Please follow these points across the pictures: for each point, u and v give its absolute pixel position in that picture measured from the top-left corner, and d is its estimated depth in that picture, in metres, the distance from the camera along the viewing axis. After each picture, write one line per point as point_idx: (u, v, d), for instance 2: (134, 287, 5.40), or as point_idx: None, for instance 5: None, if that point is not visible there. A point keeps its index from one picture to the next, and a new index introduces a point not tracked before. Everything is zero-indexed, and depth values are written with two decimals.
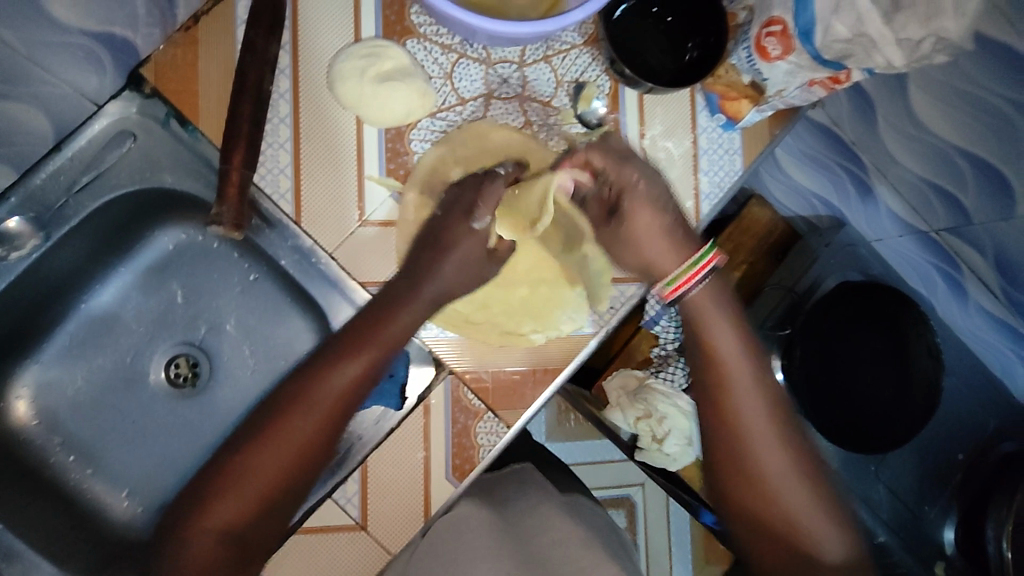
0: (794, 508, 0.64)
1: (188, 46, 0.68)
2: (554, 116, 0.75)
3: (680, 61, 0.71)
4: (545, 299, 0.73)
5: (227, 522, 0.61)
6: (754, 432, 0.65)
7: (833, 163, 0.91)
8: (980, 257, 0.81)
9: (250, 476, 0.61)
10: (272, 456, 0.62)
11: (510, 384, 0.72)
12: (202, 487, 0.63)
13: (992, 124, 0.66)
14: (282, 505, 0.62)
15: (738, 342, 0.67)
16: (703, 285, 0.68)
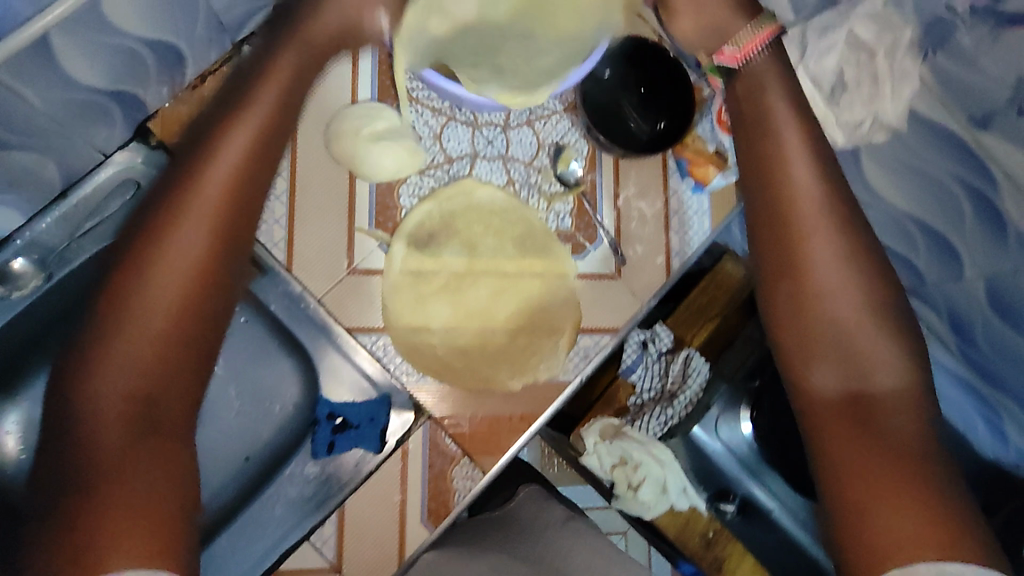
0: (841, 324, 0.65)
1: (195, 104, 0.74)
2: (535, 176, 0.80)
3: (654, 128, 0.77)
4: (523, 347, 0.77)
5: (127, 387, 0.56)
6: (828, 285, 0.65)
7: None
8: (936, 316, 0.86)
9: (135, 339, 0.58)
10: (152, 308, 0.58)
11: (487, 430, 0.75)
12: (68, 385, 0.57)
13: (935, 198, 0.71)
14: (180, 352, 0.59)
15: (820, 180, 0.66)
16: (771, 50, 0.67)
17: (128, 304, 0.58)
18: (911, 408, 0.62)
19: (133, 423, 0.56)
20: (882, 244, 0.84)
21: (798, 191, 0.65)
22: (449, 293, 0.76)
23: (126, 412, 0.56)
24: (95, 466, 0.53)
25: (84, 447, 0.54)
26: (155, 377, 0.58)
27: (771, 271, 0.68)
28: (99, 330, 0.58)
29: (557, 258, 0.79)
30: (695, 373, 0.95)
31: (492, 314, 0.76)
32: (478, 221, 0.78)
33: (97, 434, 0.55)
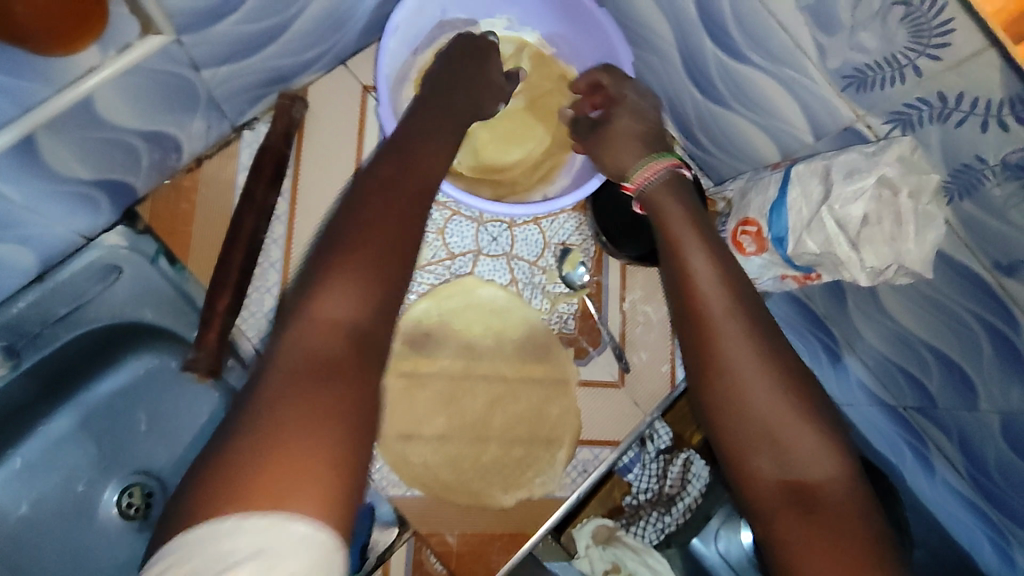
0: (766, 397, 0.53)
1: (189, 187, 0.71)
2: (540, 276, 0.77)
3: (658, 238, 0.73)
4: (519, 460, 0.72)
5: (351, 308, 0.50)
6: (742, 388, 0.54)
7: (807, 333, 0.93)
8: (946, 439, 0.83)
9: (361, 242, 0.52)
10: (365, 265, 0.51)
11: (475, 550, 0.70)
12: (312, 271, 0.52)
13: (951, 329, 0.69)
14: (395, 285, 0.52)
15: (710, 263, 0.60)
16: (663, 179, 0.64)
17: (369, 227, 0.52)
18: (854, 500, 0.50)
19: (353, 352, 0.49)
20: (892, 362, 0.81)
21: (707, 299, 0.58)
22: (443, 398, 0.72)
23: (374, 289, 0.51)
24: (329, 362, 0.47)
25: (319, 314, 0.49)
26: (384, 286, 0.51)
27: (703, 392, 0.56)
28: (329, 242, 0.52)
29: (558, 364, 0.75)
30: (696, 479, 0.79)
31: (487, 423, 0.72)
32: (478, 322, 0.75)
33: (331, 325, 0.49)
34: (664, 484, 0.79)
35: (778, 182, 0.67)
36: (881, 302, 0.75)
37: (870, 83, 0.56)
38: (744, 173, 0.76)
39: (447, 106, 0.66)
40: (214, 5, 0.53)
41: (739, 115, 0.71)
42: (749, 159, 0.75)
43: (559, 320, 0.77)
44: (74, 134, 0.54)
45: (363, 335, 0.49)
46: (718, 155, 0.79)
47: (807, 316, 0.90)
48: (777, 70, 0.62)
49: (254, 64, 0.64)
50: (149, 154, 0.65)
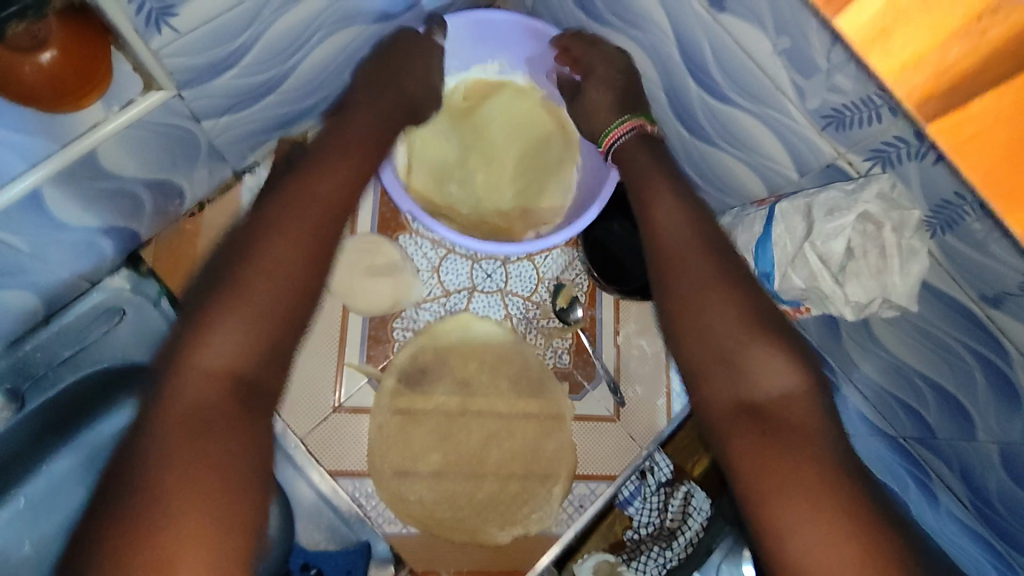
0: (728, 321, 0.61)
1: (191, 231, 0.74)
2: (534, 311, 0.78)
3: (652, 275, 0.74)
4: (515, 496, 0.72)
5: (232, 342, 0.51)
6: (711, 318, 0.61)
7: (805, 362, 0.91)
8: (948, 469, 0.82)
9: (236, 308, 0.52)
10: (241, 306, 0.52)
11: None
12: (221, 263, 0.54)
13: (946, 360, 0.69)
14: (296, 314, 0.54)
15: (702, 254, 0.64)
16: (632, 135, 0.72)
17: (241, 285, 0.52)
18: (808, 411, 0.56)
19: (233, 395, 0.51)
20: (887, 389, 0.81)
21: (681, 259, 0.64)
22: (437, 436, 0.72)
23: (269, 306, 0.53)
24: (213, 414, 0.49)
25: (192, 372, 0.50)
26: (281, 336, 0.53)
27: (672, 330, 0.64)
28: (192, 316, 0.52)
29: (553, 399, 0.76)
30: (697, 512, 0.74)
31: (482, 459, 0.73)
32: (472, 357, 0.76)
33: (201, 382, 0.50)
34: (664, 518, 0.75)
35: (763, 219, 0.68)
36: (874, 332, 0.75)
37: (848, 123, 0.57)
38: (733, 209, 0.77)
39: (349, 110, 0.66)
40: (211, 62, 0.55)
41: (726, 153, 0.73)
42: (738, 194, 0.76)
43: (553, 355, 0.78)
44: (79, 187, 0.56)
45: (243, 369, 0.51)
46: (707, 191, 0.81)
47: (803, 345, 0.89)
48: (759, 111, 0.64)
49: (253, 113, 0.66)
50: (152, 201, 0.67)
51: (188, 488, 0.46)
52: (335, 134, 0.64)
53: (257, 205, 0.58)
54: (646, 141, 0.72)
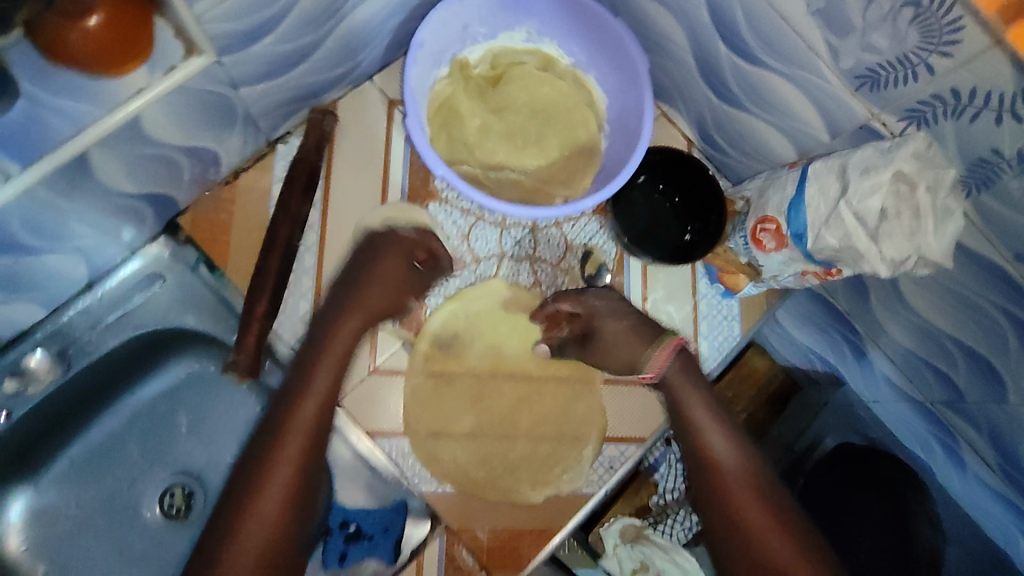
0: (714, 425, 0.68)
1: (226, 198, 0.75)
2: (562, 277, 0.79)
3: (680, 239, 0.76)
4: (546, 457, 0.74)
5: (264, 533, 0.59)
6: (756, 516, 0.63)
7: (831, 329, 0.91)
8: (975, 433, 0.82)
9: (272, 486, 0.60)
10: (262, 524, 0.60)
11: (505, 544, 0.72)
12: (258, 441, 0.63)
13: (979, 322, 0.69)
14: (299, 497, 0.62)
15: (677, 366, 0.70)
16: (675, 361, 0.70)
17: (264, 484, 0.60)
18: (767, 506, 0.64)
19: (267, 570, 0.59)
20: (913, 352, 0.81)
21: (722, 454, 0.66)
22: (470, 398, 0.74)
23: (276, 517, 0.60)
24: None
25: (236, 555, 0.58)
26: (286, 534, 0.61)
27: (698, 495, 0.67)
28: (240, 489, 0.61)
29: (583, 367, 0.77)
30: None
31: (514, 421, 0.74)
32: (503, 323, 0.77)
33: (241, 564, 0.58)
34: None
35: (795, 180, 0.66)
36: (905, 296, 0.75)
37: (883, 82, 0.57)
38: (762, 174, 0.76)
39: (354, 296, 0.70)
40: (249, 27, 0.56)
41: (756, 117, 0.73)
42: (767, 159, 0.76)
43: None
44: (127, 151, 0.58)
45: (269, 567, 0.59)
46: (735, 156, 0.80)
47: (830, 312, 0.89)
48: (792, 72, 0.64)
49: (286, 82, 0.67)
50: (191, 169, 0.69)
51: None
52: (332, 308, 0.69)
53: (296, 363, 0.67)
54: (688, 360, 0.71)
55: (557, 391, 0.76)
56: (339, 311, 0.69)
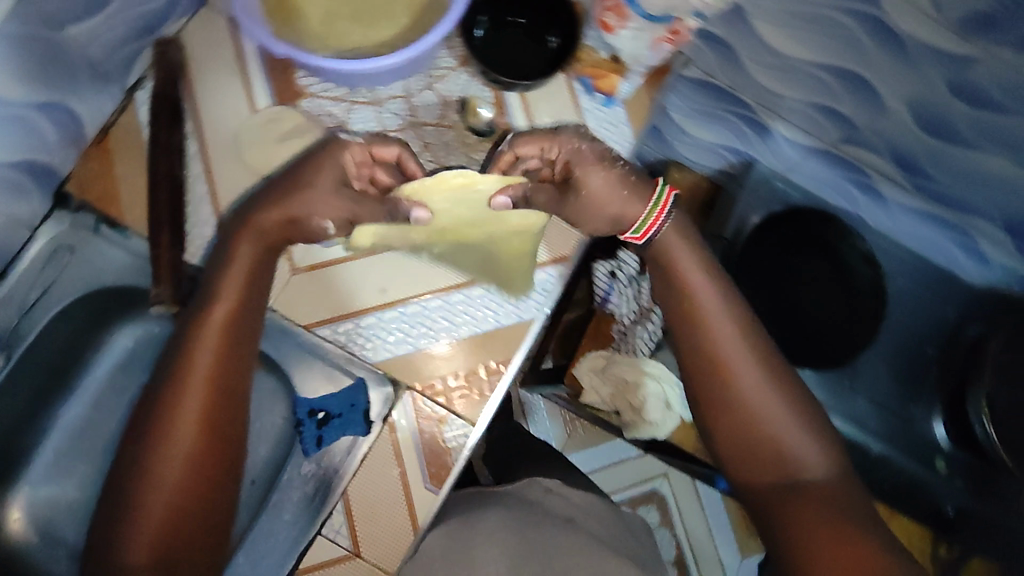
0: (724, 314, 0.70)
1: (103, 157, 0.78)
2: (448, 134, 0.82)
3: (548, 50, 0.80)
4: (479, 300, 0.83)
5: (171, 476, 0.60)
6: (756, 389, 0.68)
7: (723, 112, 0.91)
8: (880, 158, 0.85)
9: (189, 392, 0.62)
10: (176, 426, 0.61)
11: (465, 384, 0.81)
12: (159, 387, 0.63)
13: (837, 38, 0.69)
14: (215, 444, 0.62)
15: (695, 266, 0.71)
16: (668, 225, 0.71)
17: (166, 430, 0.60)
18: (778, 398, 0.68)
19: (182, 502, 0.60)
20: (803, 101, 0.82)
21: (719, 337, 0.69)
22: (402, 271, 0.82)
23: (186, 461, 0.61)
24: (167, 530, 0.59)
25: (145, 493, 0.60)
26: (205, 458, 0.62)
27: (697, 382, 0.70)
28: (146, 429, 0.62)
29: None
30: None
31: (444, 278, 0.83)
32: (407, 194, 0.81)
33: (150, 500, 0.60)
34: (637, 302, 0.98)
35: None
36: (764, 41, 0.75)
37: None
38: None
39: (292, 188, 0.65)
40: None
41: None
42: None
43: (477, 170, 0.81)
44: None
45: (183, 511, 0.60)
46: None
47: (716, 94, 0.89)
48: None
49: (112, 15, 0.68)
50: (53, 129, 0.70)
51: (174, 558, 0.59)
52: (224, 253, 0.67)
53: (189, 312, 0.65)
54: (680, 230, 0.72)
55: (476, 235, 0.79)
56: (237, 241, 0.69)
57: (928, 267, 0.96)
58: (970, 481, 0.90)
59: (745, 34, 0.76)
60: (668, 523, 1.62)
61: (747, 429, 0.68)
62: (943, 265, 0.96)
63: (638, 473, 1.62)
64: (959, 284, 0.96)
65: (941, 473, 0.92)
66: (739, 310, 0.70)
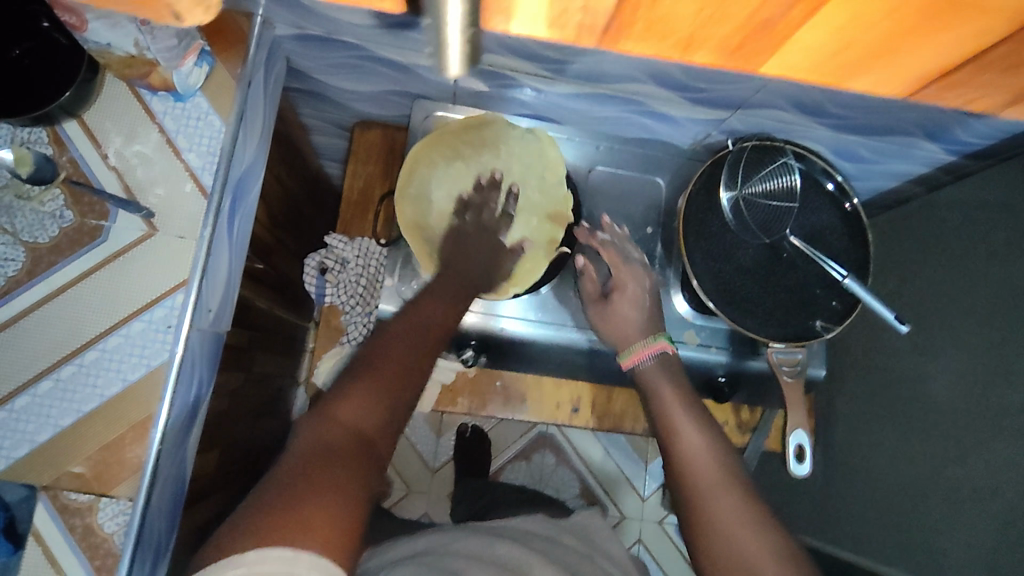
0: (700, 445, 0.71)
1: None
2: (6, 195, 0.69)
3: (61, 48, 0.67)
4: (98, 365, 0.68)
5: (367, 405, 0.58)
6: (717, 502, 0.66)
7: (349, 59, 0.76)
8: (514, 61, 0.71)
9: (403, 339, 0.63)
10: (394, 365, 0.61)
11: (105, 460, 0.67)
12: (361, 353, 0.63)
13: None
14: (399, 416, 0.59)
15: (695, 423, 0.73)
16: (654, 359, 0.79)
17: (378, 357, 0.61)
18: (751, 525, 0.64)
19: (359, 442, 0.56)
20: (365, 24, 0.66)
21: (693, 459, 0.70)
22: None
23: (387, 397, 0.59)
24: (340, 456, 0.54)
25: (340, 416, 0.57)
26: (384, 428, 0.58)
27: (689, 518, 0.67)
28: (353, 367, 0.61)
29: (73, 260, 0.69)
30: (374, 261, 0.94)
31: (44, 354, 0.68)
32: (149, 201, 0.71)
33: (357, 406, 0.57)
34: (357, 286, 0.94)
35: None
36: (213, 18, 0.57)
37: None
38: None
39: (465, 266, 0.77)
40: None
41: None
42: None
43: (41, 229, 0.69)
44: None
45: (373, 439, 0.57)
46: None
47: (315, 38, 0.72)
48: None
49: None
50: None
51: (314, 519, 0.49)
52: (452, 262, 0.77)
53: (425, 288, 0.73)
54: (667, 360, 0.79)
55: (82, 287, 0.69)
56: (449, 262, 0.77)
57: (643, 134, 0.88)
58: (735, 343, 0.87)
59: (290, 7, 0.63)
60: (565, 460, 1.51)
61: (740, 563, 0.62)
62: (655, 129, 0.87)
63: (515, 425, 1.50)
64: (681, 136, 0.88)
65: (708, 348, 0.86)
66: (718, 438, 0.72)
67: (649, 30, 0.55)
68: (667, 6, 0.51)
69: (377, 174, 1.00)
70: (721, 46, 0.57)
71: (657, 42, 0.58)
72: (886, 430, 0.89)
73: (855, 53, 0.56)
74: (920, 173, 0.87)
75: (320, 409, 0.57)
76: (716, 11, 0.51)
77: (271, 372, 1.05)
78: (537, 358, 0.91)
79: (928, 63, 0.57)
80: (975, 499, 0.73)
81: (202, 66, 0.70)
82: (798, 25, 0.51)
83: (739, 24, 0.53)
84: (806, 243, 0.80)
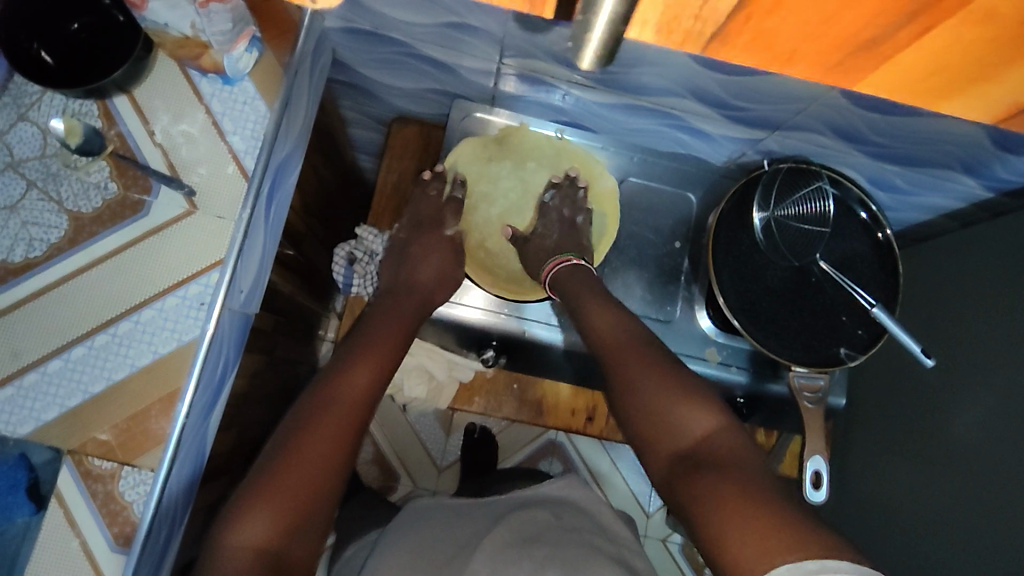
0: (615, 330, 0.75)
1: None
2: (54, 164, 0.71)
3: (117, 25, 0.69)
4: (130, 336, 0.69)
5: (266, 529, 0.60)
6: (635, 381, 0.71)
7: (397, 56, 0.78)
8: (544, 62, 0.71)
9: (292, 466, 0.63)
10: (278, 496, 0.61)
11: (131, 429, 0.68)
12: (272, 459, 0.64)
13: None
14: (295, 548, 0.61)
15: (604, 307, 0.77)
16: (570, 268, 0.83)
17: (282, 474, 0.62)
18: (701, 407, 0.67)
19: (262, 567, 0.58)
20: (414, 24, 0.68)
21: (608, 338, 0.75)
22: (29, 328, 0.68)
23: (283, 521, 0.60)
24: None
25: (243, 544, 0.59)
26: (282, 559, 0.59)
27: (638, 416, 0.70)
28: (268, 473, 0.63)
29: (112, 233, 0.71)
30: None
31: (80, 320, 0.69)
32: (191, 178, 0.72)
33: (255, 537, 0.59)
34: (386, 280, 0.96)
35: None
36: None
37: None
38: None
39: (371, 346, 0.75)
40: None
41: None
42: None
43: (85, 199, 0.71)
44: None
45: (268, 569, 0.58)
46: None
47: (368, 33, 0.73)
48: None
49: None
50: None
51: None
52: (355, 349, 0.75)
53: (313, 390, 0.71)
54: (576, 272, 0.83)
55: (120, 258, 0.70)
56: (356, 353, 0.74)
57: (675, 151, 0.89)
58: (755, 364, 0.87)
59: (357, 5, 0.67)
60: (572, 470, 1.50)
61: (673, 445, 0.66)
62: (683, 146, 0.87)
63: (524, 430, 1.51)
64: (715, 156, 0.88)
65: (729, 366, 0.86)
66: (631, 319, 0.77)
67: (754, 41, 0.52)
68: (777, 19, 0.48)
69: (411, 170, 1.00)
70: (816, 62, 0.54)
71: (755, 56, 0.54)
72: (904, 462, 0.88)
73: (943, 74, 0.53)
74: (956, 208, 0.86)
75: (228, 531, 0.60)
76: (825, 22, 0.48)
77: (292, 357, 1.06)
78: (557, 363, 0.91)
79: (1007, 95, 0.56)
80: (990, 542, 0.72)
81: (254, 53, 0.72)
82: (906, 44, 0.49)
83: (844, 39, 0.50)
84: (836, 268, 0.80)
